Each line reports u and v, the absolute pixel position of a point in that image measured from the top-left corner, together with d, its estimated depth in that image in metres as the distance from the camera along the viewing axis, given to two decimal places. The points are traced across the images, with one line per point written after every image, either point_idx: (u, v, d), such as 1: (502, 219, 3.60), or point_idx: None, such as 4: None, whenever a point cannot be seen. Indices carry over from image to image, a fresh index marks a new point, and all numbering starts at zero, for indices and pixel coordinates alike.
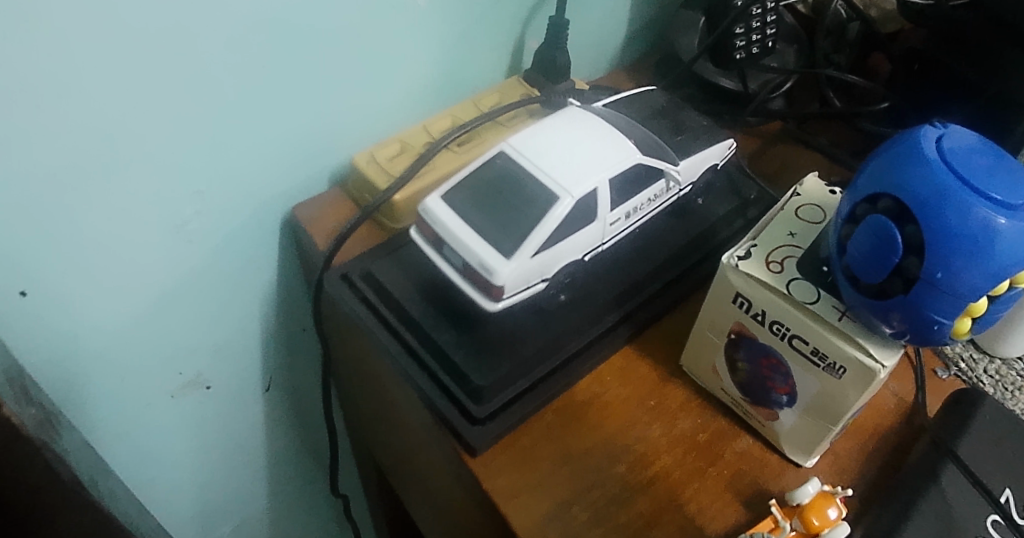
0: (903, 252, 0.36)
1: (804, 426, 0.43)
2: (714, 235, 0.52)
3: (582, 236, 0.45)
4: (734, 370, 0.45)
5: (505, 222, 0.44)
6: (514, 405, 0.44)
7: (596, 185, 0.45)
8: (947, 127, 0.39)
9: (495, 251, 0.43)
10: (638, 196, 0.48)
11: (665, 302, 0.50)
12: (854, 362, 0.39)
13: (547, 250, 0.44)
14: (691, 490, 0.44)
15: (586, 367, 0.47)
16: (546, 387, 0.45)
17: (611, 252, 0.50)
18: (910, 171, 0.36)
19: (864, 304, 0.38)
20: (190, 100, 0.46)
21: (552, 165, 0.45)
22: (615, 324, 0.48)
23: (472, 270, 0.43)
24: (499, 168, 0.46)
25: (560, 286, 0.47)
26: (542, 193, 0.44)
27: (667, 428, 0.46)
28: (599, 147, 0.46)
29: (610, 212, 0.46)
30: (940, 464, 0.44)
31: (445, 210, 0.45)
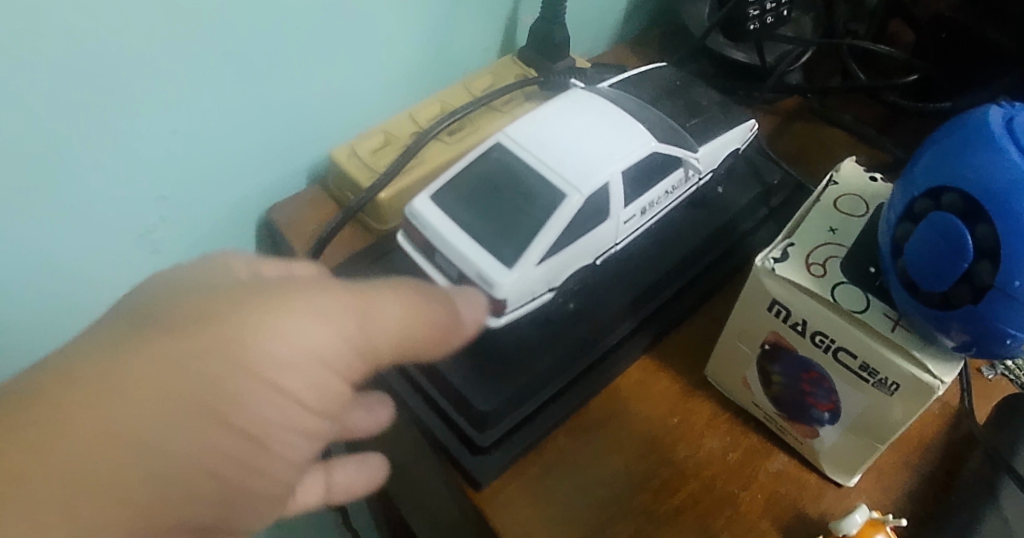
0: (973, 256, 0.31)
1: (848, 445, 0.39)
2: (735, 228, 0.47)
3: (593, 237, 0.40)
4: (768, 383, 0.40)
5: (507, 225, 0.39)
6: (521, 430, 0.40)
7: (608, 178, 0.39)
8: (1014, 107, 0.34)
9: (496, 259, 0.38)
10: (653, 189, 0.42)
11: (683, 305, 0.45)
12: (910, 380, 0.34)
13: (556, 256, 0.39)
14: (722, 520, 0.39)
15: (600, 382, 0.43)
16: (558, 407, 0.41)
17: (627, 249, 0.45)
18: (974, 159, 0.32)
19: (921, 314, 0.33)
20: (142, 95, 0.40)
21: (559, 157, 0.39)
22: (630, 332, 0.44)
23: (470, 282, 0.38)
24: (499, 162, 0.40)
25: (569, 294, 0.42)
26: (547, 190, 0.39)
27: (694, 448, 0.41)
28: (611, 134, 0.41)
29: (624, 209, 0.41)
30: (996, 481, 0.39)
31: (437, 213, 0.39)
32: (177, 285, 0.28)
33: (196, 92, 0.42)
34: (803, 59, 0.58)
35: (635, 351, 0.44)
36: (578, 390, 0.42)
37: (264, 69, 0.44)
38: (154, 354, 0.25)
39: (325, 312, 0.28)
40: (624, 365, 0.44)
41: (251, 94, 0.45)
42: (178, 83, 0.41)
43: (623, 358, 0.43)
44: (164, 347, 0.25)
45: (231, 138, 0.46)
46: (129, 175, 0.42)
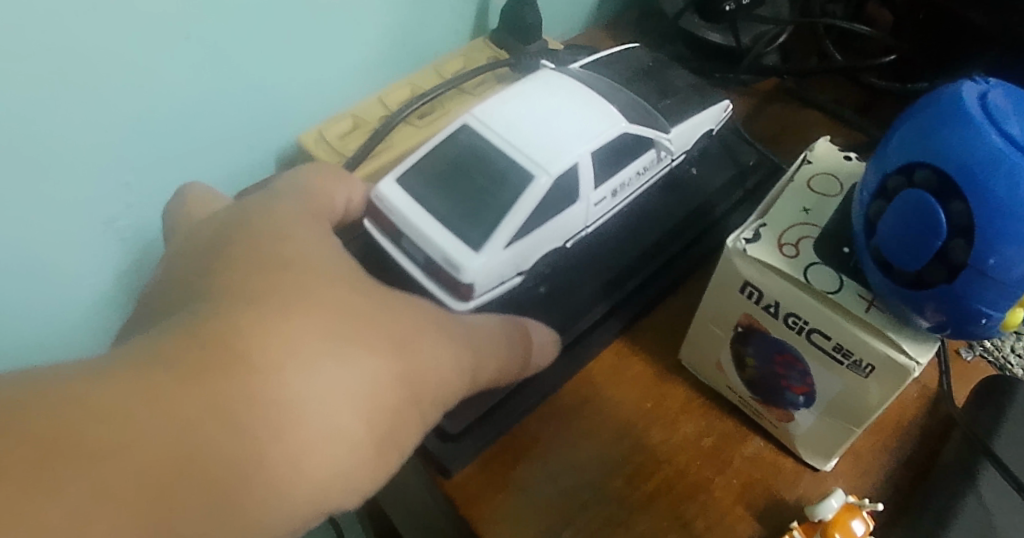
0: (947, 234, 0.30)
1: (822, 428, 0.38)
2: (710, 209, 0.47)
3: (562, 221, 0.39)
4: (742, 367, 0.40)
5: (474, 208, 0.38)
6: (490, 416, 0.40)
7: (578, 159, 0.38)
8: (988, 83, 0.33)
9: (464, 243, 0.37)
10: (625, 171, 0.42)
11: (656, 288, 0.45)
12: (884, 360, 0.33)
13: (523, 239, 0.38)
14: (697, 506, 0.38)
15: (571, 367, 0.42)
16: (528, 395, 0.40)
17: (598, 232, 0.44)
18: (948, 135, 0.31)
19: (895, 293, 0.32)
20: (100, 80, 0.39)
21: (528, 139, 0.39)
22: (601, 317, 0.43)
23: (438, 267, 0.37)
24: (467, 144, 0.39)
25: (539, 278, 0.42)
26: (516, 172, 0.38)
27: (668, 433, 0.41)
28: (581, 115, 0.40)
29: (595, 191, 0.40)
30: (975, 464, 0.38)
31: (404, 196, 0.39)
32: (319, 281, 0.30)
33: (157, 79, 0.41)
34: (779, 40, 0.57)
35: (609, 336, 0.43)
36: (549, 375, 0.41)
37: (228, 54, 0.43)
38: (385, 369, 0.29)
39: (478, 350, 0.34)
40: (597, 350, 0.43)
41: (215, 80, 0.43)
42: (136, 67, 0.40)
43: (595, 343, 0.43)
44: (387, 365, 0.29)
45: (197, 124, 0.44)
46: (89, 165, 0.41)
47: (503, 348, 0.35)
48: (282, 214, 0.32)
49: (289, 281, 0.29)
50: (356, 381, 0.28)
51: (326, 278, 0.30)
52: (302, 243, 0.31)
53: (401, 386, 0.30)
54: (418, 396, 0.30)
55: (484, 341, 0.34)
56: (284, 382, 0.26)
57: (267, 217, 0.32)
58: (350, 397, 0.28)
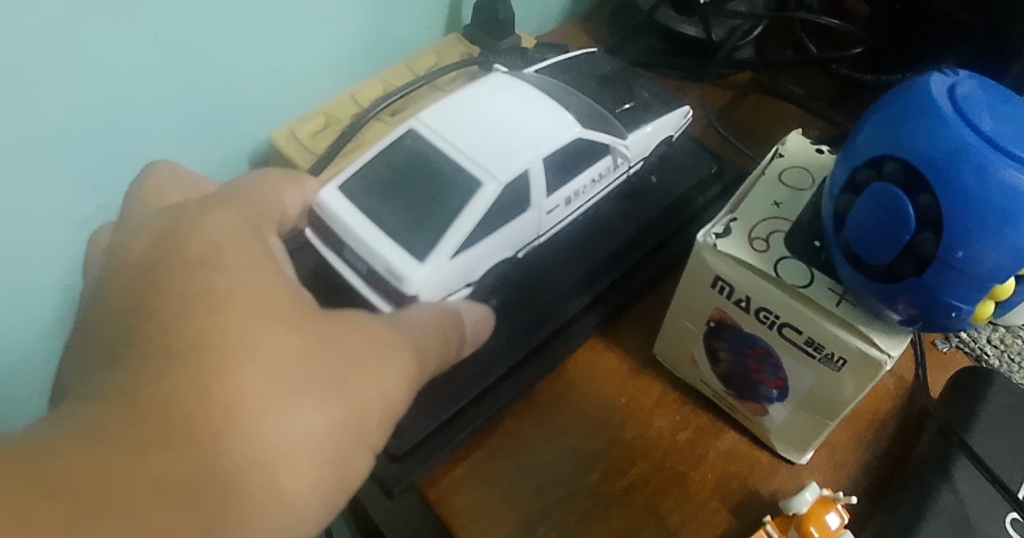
0: (916, 226, 0.30)
1: (796, 422, 0.38)
2: (675, 215, 0.46)
3: (512, 229, 0.39)
4: (716, 361, 0.40)
5: (418, 217, 0.37)
6: (442, 431, 0.38)
7: (529, 165, 0.38)
8: (958, 74, 0.33)
9: (407, 253, 0.36)
10: (578, 178, 0.42)
11: (624, 292, 0.44)
12: (855, 353, 0.33)
13: (468, 250, 0.37)
14: (672, 500, 0.38)
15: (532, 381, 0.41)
16: (482, 409, 0.39)
17: (553, 240, 0.44)
18: (916, 128, 0.30)
19: (865, 286, 0.32)
20: (65, 82, 0.38)
21: (474, 146, 0.38)
22: (560, 327, 0.42)
23: (380, 278, 0.37)
24: (413, 152, 0.39)
25: (490, 289, 0.41)
26: (463, 179, 0.38)
27: (643, 428, 0.41)
28: (532, 122, 0.40)
29: (547, 199, 0.40)
30: (949, 456, 0.39)
31: (346, 205, 0.38)
32: (272, 309, 0.29)
33: (122, 80, 0.40)
34: (754, 33, 0.57)
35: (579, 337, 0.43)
36: (502, 392, 0.40)
37: (195, 55, 0.42)
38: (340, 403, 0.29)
39: (435, 353, 0.34)
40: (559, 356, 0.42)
41: (183, 81, 0.43)
42: (99, 67, 0.39)
43: (554, 354, 0.42)
44: (343, 397, 0.29)
45: (167, 125, 0.44)
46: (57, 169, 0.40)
47: (460, 340, 0.36)
48: (235, 223, 0.31)
49: (239, 321, 0.28)
50: (314, 422, 0.28)
51: (273, 311, 0.29)
52: (258, 262, 0.30)
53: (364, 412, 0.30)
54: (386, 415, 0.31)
55: (442, 342, 0.34)
56: (244, 444, 0.27)
57: (218, 228, 0.31)
58: (310, 438, 0.28)
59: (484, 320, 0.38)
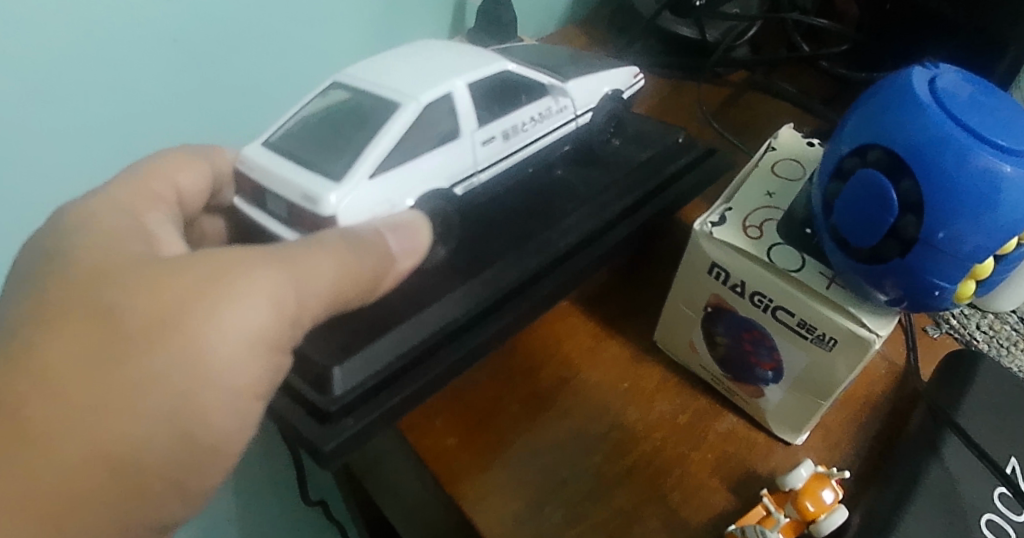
0: (899, 210, 0.32)
1: (791, 403, 0.40)
2: (642, 181, 0.47)
3: (441, 157, 0.40)
4: (713, 346, 0.41)
5: (337, 148, 0.38)
6: (381, 392, 0.37)
7: (454, 89, 0.40)
8: (936, 66, 0.35)
9: (325, 176, 0.37)
10: (514, 113, 0.43)
11: (593, 260, 0.44)
12: (845, 333, 0.35)
13: (391, 169, 0.38)
14: (673, 479, 0.40)
15: (482, 341, 0.40)
16: (427, 367, 0.38)
17: (494, 179, 0.44)
18: (899, 117, 0.32)
19: (853, 269, 0.34)
20: (88, 84, 0.41)
21: (396, 80, 0.40)
22: (512, 290, 0.41)
23: (299, 209, 0.37)
24: (337, 105, 0.41)
25: (438, 238, 0.41)
26: (384, 106, 0.39)
27: (644, 411, 0.43)
28: (453, 62, 0.42)
29: (477, 130, 0.41)
30: (938, 433, 0.40)
31: (271, 154, 0.39)
32: (103, 275, 0.31)
33: (138, 73, 0.42)
34: (749, 33, 0.59)
35: (542, 299, 0.42)
36: (446, 353, 0.39)
37: (208, 55, 0.45)
38: (168, 348, 0.29)
39: (320, 281, 0.32)
40: (514, 319, 0.41)
41: (199, 82, 0.45)
42: (117, 60, 0.41)
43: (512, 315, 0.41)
44: (164, 339, 0.29)
45: (186, 125, 0.46)
46: (80, 164, 0.42)
47: (380, 259, 0.34)
48: (126, 199, 0.35)
49: (60, 292, 0.30)
50: (133, 376, 0.29)
51: (101, 275, 0.31)
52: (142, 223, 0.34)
53: (197, 357, 0.30)
54: (232, 351, 0.31)
55: (330, 268, 0.33)
56: (53, 404, 0.28)
57: (107, 201, 0.35)
58: (135, 393, 0.29)
59: (418, 223, 0.37)
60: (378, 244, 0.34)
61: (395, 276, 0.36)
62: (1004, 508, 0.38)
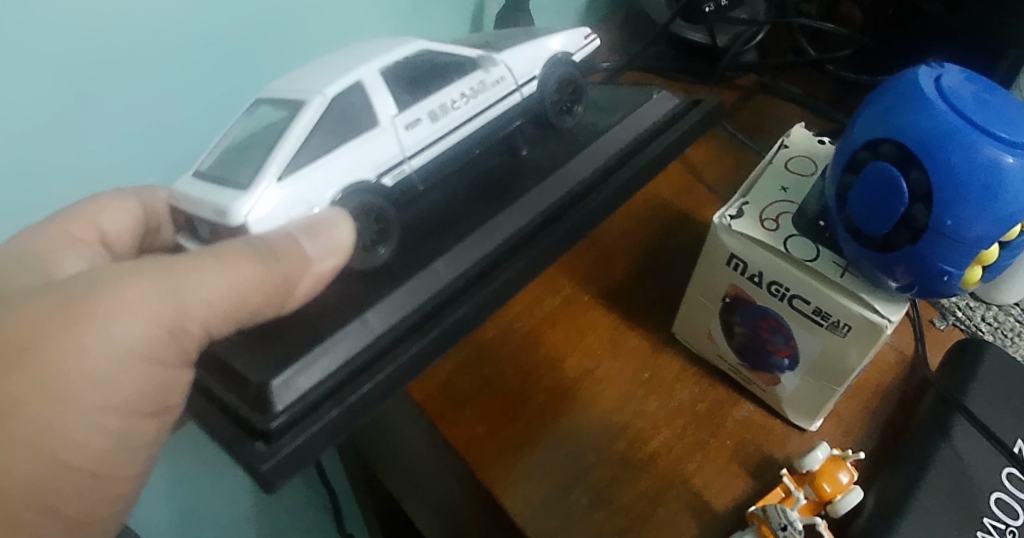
0: (909, 200, 0.34)
1: (806, 389, 0.41)
2: (608, 154, 0.44)
3: (361, 147, 0.36)
4: (731, 335, 0.43)
5: (252, 156, 0.35)
6: (324, 404, 0.34)
7: (361, 77, 0.37)
8: (942, 66, 0.37)
9: (234, 186, 0.34)
10: (440, 93, 0.39)
11: (557, 248, 0.41)
12: (859, 319, 0.37)
13: (303, 163, 0.35)
14: (694, 464, 0.42)
15: (434, 343, 0.37)
16: (377, 368, 0.35)
17: (436, 164, 0.39)
18: (907, 113, 0.34)
19: (866, 257, 0.36)
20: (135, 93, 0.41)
21: (308, 82, 0.37)
22: (468, 285, 0.38)
23: (218, 224, 0.34)
24: (254, 115, 0.38)
25: (377, 239, 0.37)
26: (293, 105, 0.36)
27: (665, 400, 0.44)
28: (368, 55, 0.39)
29: (398, 113, 0.37)
30: (948, 417, 0.42)
31: (191, 179, 0.36)
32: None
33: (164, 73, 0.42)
34: (757, 39, 0.61)
35: (502, 291, 0.39)
36: (391, 359, 0.36)
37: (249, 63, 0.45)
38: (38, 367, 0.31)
39: (210, 292, 0.32)
40: (472, 315, 0.38)
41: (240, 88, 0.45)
42: (145, 61, 0.40)
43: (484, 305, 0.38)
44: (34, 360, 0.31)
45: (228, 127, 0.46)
46: (106, 165, 0.42)
47: (280, 270, 0.33)
48: (38, 244, 0.36)
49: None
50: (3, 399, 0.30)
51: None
52: (51, 265, 0.36)
53: (70, 375, 0.31)
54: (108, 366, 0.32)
55: (222, 278, 0.32)
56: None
57: (18, 250, 0.36)
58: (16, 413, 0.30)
59: (337, 221, 0.34)
60: (291, 250, 0.33)
61: (314, 277, 0.34)
62: (1012, 488, 0.40)
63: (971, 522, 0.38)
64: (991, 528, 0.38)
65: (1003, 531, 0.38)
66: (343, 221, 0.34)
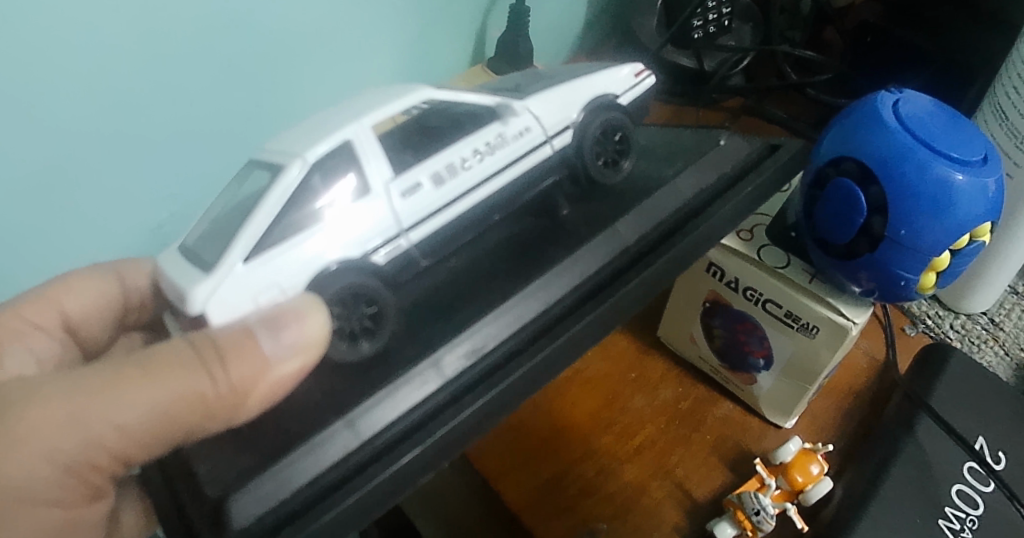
0: (867, 212, 0.37)
1: (781, 388, 0.45)
2: (662, 215, 0.36)
3: (344, 220, 0.30)
4: (712, 338, 0.47)
5: (225, 229, 0.30)
6: (284, 529, 0.28)
7: (348, 135, 0.30)
8: (903, 92, 0.40)
9: (195, 270, 0.29)
10: (447, 151, 0.32)
11: (598, 332, 0.33)
12: (827, 321, 0.40)
13: (273, 245, 0.29)
14: (678, 456, 0.45)
15: (426, 454, 0.29)
16: (355, 485, 0.29)
17: (442, 237, 0.32)
18: (868, 135, 0.38)
19: (834, 265, 0.39)
20: (170, 116, 0.43)
21: (297, 135, 0.32)
22: (486, 371, 0.31)
23: (180, 309, 0.30)
24: (243, 178, 0.32)
25: (367, 328, 0.31)
26: (273, 166, 0.30)
27: (650, 397, 0.48)
28: (369, 99, 0.33)
29: (393, 180, 0.31)
30: (914, 416, 0.45)
31: (169, 256, 0.31)
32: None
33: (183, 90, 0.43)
34: (743, 64, 0.64)
35: (519, 391, 0.31)
36: (371, 474, 0.29)
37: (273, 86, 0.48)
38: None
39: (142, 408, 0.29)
40: (474, 420, 0.30)
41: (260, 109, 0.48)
42: (180, 85, 0.43)
43: (503, 395, 0.31)
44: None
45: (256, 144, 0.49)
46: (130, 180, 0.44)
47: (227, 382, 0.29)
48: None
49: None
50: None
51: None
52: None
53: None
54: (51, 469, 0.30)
55: (148, 395, 0.29)
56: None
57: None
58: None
59: (307, 312, 0.28)
60: (242, 352, 0.29)
61: (273, 384, 0.30)
62: (974, 480, 0.43)
63: (931, 509, 0.41)
64: (952, 516, 0.41)
65: (963, 519, 0.41)
66: (317, 315, 0.29)
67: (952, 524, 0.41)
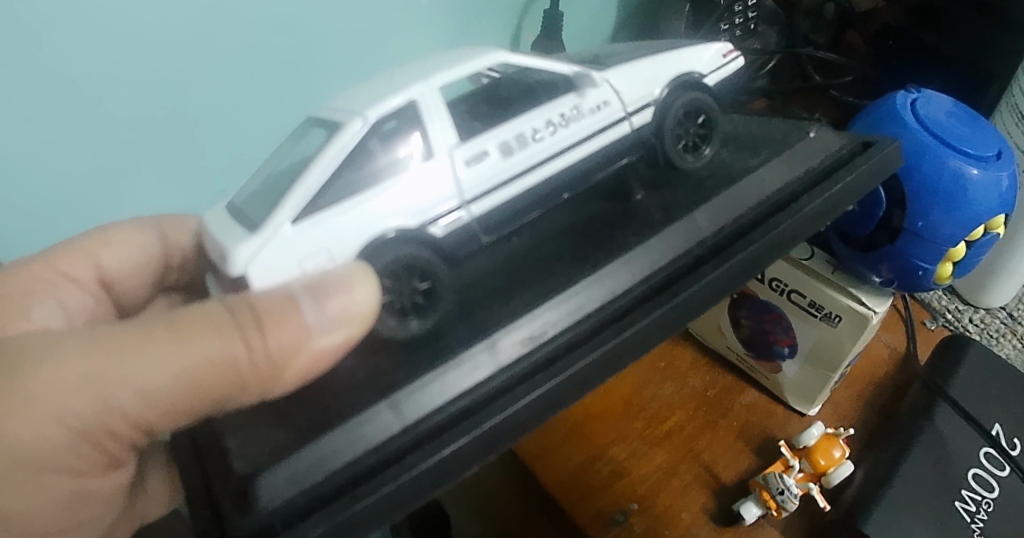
0: (887, 205, 0.40)
1: (805, 377, 0.46)
2: (740, 209, 0.35)
3: (399, 188, 0.32)
4: (738, 327, 0.49)
5: (278, 189, 0.32)
6: (340, 499, 0.28)
7: (414, 96, 0.33)
8: (921, 92, 0.42)
9: (240, 232, 0.31)
10: (521, 120, 0.34)
11: (664, 329, 0.32)
12: (848, 310, 0.42)
13: (332, 204, 0.31)
14: (706, 442, 0.47)
15: (473, 444, 0.29)
16: (412, 459, 0.29)
17: (503, 213, 0.34)
18: (888, 132, 0.40)
19: (854, 256, 0.42)
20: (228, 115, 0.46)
21: (359, 96, 0.34)
22: (549, 357, 0.31)
23: (221, 271, 0.32)
24: (306, 137, 0.35)
25: (417, 306, 0.33)
26: (336, 123, 0.33)
27: (679, 385, 0.50)
28: (437, 62, 0.35)
29: (457, 145, 0.33)
30: (933, 403, 0.47)
31: (220, 213, 0.34)
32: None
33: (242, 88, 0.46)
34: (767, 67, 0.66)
35: (588, 375, 0.31)
36: (422, 457, 0.29)
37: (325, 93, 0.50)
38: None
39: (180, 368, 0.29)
40: (531, 410, 0.30)
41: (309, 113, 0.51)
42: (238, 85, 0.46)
43: (555, 380, 0.31)
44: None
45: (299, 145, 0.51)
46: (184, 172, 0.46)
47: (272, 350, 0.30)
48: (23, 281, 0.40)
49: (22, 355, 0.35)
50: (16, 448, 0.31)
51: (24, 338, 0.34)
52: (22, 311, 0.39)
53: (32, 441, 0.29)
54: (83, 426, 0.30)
55: (191, 355, 0.29)
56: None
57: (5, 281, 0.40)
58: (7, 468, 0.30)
59: (354, 282, 0.30)
60: (287, 319, 0.30)
61: (313, 356, 0.30)
62: (990, 465, 0.45)
63: (948, 490, 0.43)
64: (968, 498, 0.43)
65: (979, 501, 0.43)
66: (364, 284, 0.30)
67: (968, 506, 0.43)
